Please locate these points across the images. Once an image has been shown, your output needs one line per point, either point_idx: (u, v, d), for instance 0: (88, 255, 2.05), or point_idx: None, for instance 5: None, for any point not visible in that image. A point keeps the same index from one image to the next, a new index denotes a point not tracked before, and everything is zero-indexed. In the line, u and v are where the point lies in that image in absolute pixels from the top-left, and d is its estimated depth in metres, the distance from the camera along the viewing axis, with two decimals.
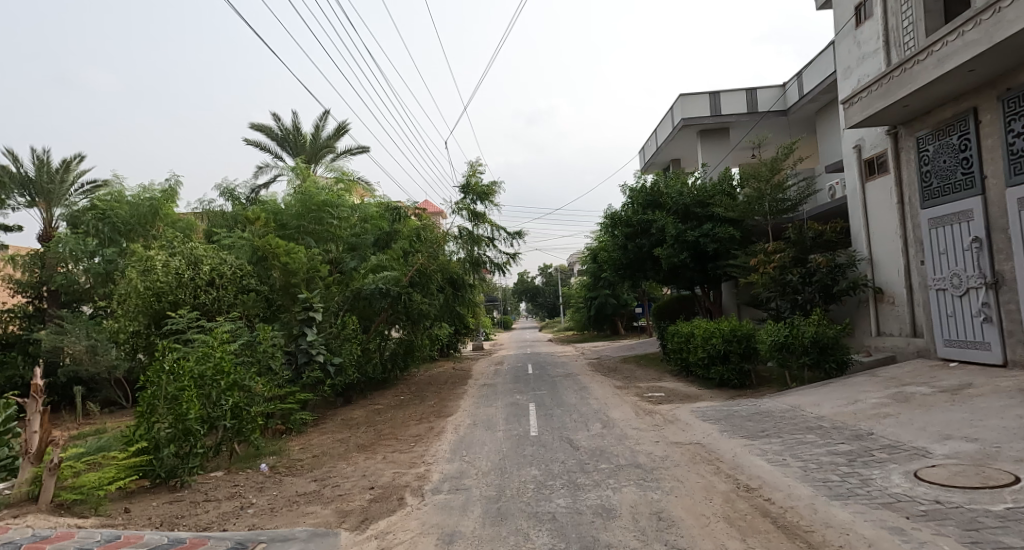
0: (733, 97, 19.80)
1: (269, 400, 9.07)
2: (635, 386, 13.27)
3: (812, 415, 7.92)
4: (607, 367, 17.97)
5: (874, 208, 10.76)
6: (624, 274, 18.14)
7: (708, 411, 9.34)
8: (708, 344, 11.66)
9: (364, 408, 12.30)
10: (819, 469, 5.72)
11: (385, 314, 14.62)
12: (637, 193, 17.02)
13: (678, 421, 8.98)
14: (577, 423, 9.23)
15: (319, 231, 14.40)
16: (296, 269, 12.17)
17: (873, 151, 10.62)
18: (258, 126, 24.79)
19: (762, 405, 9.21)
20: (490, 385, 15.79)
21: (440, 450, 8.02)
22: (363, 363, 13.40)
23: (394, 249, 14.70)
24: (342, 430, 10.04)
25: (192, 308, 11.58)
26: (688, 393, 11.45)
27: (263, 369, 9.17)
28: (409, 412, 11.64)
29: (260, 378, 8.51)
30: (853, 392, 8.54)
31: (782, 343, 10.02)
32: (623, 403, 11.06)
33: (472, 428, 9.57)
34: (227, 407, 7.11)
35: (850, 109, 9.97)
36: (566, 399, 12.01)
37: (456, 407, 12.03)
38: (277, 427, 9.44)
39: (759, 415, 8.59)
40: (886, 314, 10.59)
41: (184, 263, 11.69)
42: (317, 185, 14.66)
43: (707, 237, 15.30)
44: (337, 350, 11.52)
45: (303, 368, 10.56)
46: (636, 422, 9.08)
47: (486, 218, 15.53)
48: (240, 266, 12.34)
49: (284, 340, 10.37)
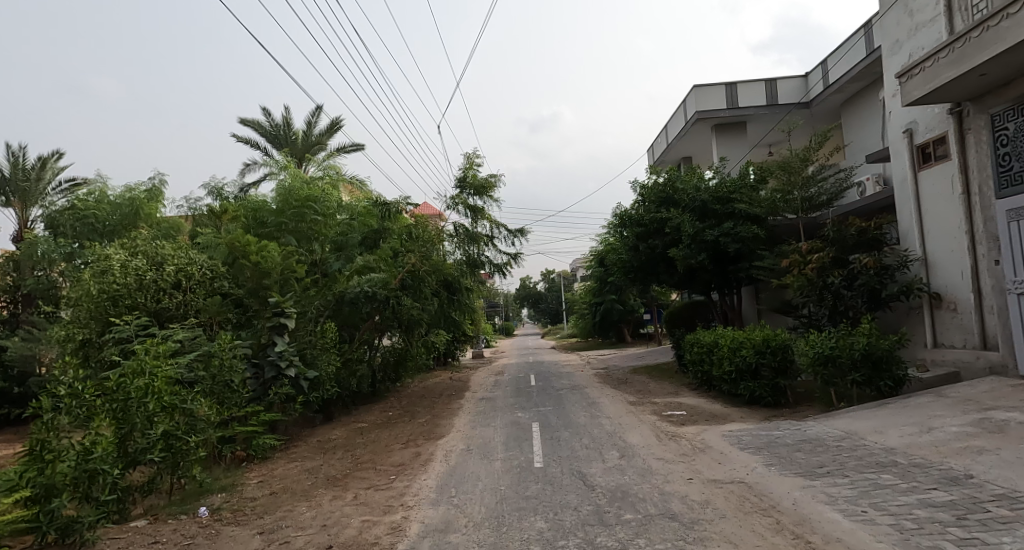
0: (751, 88, 18.55)
1: (224, 423, 7.67)
2: (651, 403, 11.82)
3: (877, 446, 6.47)
4: (617, 378, 16.60)
5: (929, 201, 9.39)
6: (635, 277, 16.76)
7: (745, 438, 7.90)
8: (737, 356, 10.31)
9: (347, 427, 10.90)
10: (921, 532, 4.26)
11: (372, 321, 13.24)
12: (649, 190, 15.73)
13: (710, 449, 7.53)
14: (588, 451, 7.78)
15: (300, 229, 13.01)
16: (269, 270, 10.99)
17: (930, 134, 9.25)
18: (247, 121, 23.57)
19: (809, 430, 7.77)
20: (489, 399, 14.29)
21: (425, 487, 6.57)
22: (345, 376, 12.00)
23: (383, 249, 13.50)
24: (316, 457, 8.60)
25: (149, 315, 9.92)
26: (715, 413, 10.01)
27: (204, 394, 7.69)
28: (396, 433, 10.23)
29: (208, 402, 7.08)
30: (922, 417, 7.09)
31: (827, 356, 8.64)
32: (641, 424, 9.62)
33: (465, 455, 8.14)
34: (156, 438, 5.71)
35: (908, 83, 8.52)
36: (574, 418, 10.57)
37: (450, 426, 10.59)
38: (238, 452, 8.10)
39: (808, 443, 7.15)
40: (944, 323, 9.20)
41: (147, 263, 10.20)
42: (300, 177, 13.30)
43: (728, 236, 13.82)
44: (314, 361, 10.08)
45: (269, 384, 9.05)
46: (660, 450, 7.65)
47: (484, 214, 14.16)
48: (212, 266, 10.97)
49: (248, 350, 8.93)
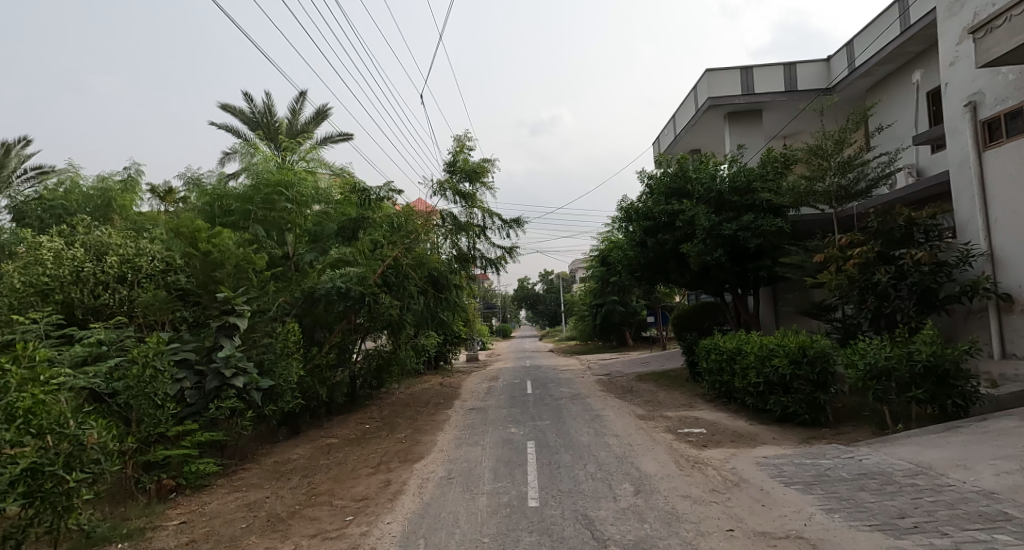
0: (768, 72, 17.07)
1: (134, 452, 6.11)
2: (662, 417, 10.38)
3: (970, 489, 5.01)
4: (621, 386, 15.16)
5: (996, 186, 8.00)
6: (642, 276, 15.34)
7: (786, 468, 6.47)
8: (767, 367, 8.85)
9: (312, 445, 9.43)
10: None
11: (348, 321, 11.76)
12: (658, 180, 14.39)
13: (747, 484, 6.07)
14: (595, 484, 6.30)
15: (270, 218, 11.53)
16: (222, 260, 8.85)
17: (1000, 106, 7.86)
18: (227, 107, 22.13)
19: (866, 460, 6.34)
20: (480, 409, 12.84)
21: (385, 537, 5.07)
22: (314, 385, 10.56)
23: (363, 241, 12.00)
24: (263, 486, 7.08)
25: (85, 313, 8.51)
26: (742, 432, 8.57)
27: (117, 415, 6.16)
28: (367, 453, 8.79)
29: (110, 426, 5.52)
30: (1016, 450, 5.64)
31: (881, 369, 7.21)
32: (655, 445, 8.16)
33: (444, 486, 6.65)
34: (14, 479, 4.13)
35: (987, 39, 7.06)
36: (575, 436, 9.11)
37: (431, 444, 9.15)
38: (164, 482, 6.48)
39: (871, 479, 5.71)
40: (1016, 330, 7.83)
41: (85, 253, 8.71)
42: (270, 158, 11.82)
43: (748, 230, 12.44)
44: (271, 370, 8.58)
45: (211, 395, 7.48)
46: (683, 484, 6.18)
47: (476, 202, 12.71)
48: (167, 258, 9.53)
49: (185, 356, 7.41)
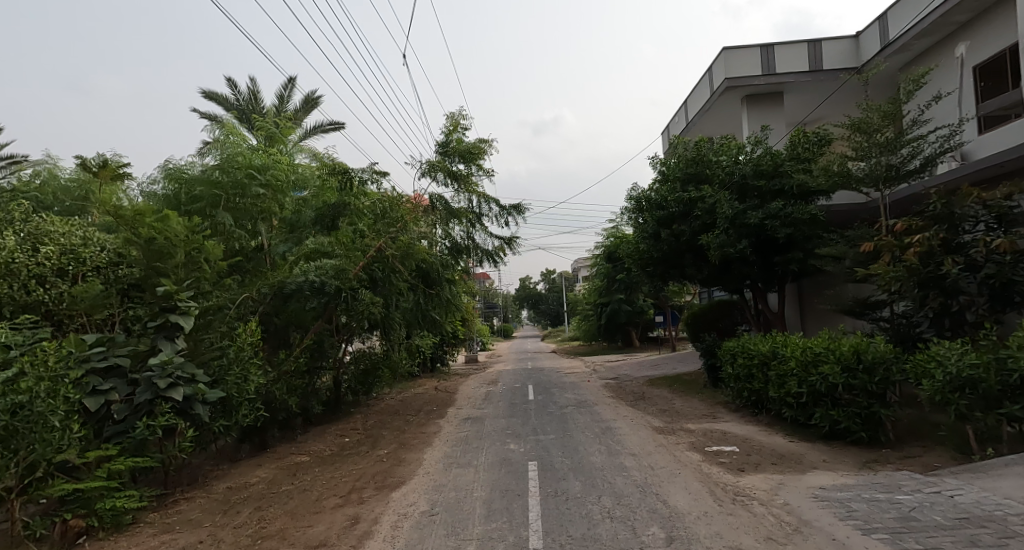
0: (791, 50, 15.68)
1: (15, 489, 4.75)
2: (684, 431, 9.02)
3: None
4: (632, 393, 13.81)
5: None
6: (654, 272, 13.98)
7: (858, 507, 5.08)
8: (812, 375, 7.46)
9: (278, 464, 8.09)
10: None
11: (327, 320, 10.43)
12: (673, 166, 13.04)
13: (811, 530, 4.69)
14: (614, 528, 4.93)
15: (241, 205, 10.16)
16: (171, 250, 7.49)
17: None
18: (212, 95, 20.83)
19: (959, 497, 4.96)
20: (476, 419, 11.48)
21: None
22: (283, 394, 9.22)
23: (345, 230, 10.65)
24: (202, 523, 5.73)
25: (14, 312, 6.99)
26: (784, 452, 7.20)
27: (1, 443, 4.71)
28: (341, 475, 7.45)
29: None
30: None
31: (964, 380, 5.85)
32: (681, 469, 6.79)
33: (425, 526, 5.31)
34: None
35: None
36: (585, 455, 7.76)
37: (416, 465, 7.80)
38: (70, 522, 5.15)
39: (982, 527, 4.33)
40: None
41: (18, 241, 7.28)
42: (240, 137, 10.45)
43: (776, 218, 11.07)
44: (222, 377, 7.22)
45: (143, 410, 6.15)
46: (728, 529, 4.81)
47: (472, 187, 11.39)
48: (119, 249, 8.13)
49: (107, 365, 6.07)
